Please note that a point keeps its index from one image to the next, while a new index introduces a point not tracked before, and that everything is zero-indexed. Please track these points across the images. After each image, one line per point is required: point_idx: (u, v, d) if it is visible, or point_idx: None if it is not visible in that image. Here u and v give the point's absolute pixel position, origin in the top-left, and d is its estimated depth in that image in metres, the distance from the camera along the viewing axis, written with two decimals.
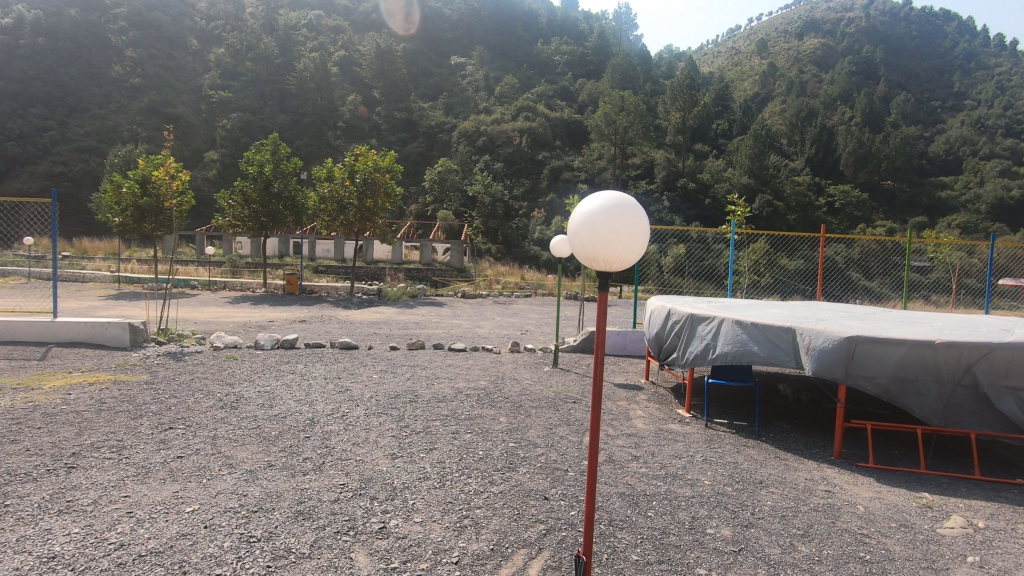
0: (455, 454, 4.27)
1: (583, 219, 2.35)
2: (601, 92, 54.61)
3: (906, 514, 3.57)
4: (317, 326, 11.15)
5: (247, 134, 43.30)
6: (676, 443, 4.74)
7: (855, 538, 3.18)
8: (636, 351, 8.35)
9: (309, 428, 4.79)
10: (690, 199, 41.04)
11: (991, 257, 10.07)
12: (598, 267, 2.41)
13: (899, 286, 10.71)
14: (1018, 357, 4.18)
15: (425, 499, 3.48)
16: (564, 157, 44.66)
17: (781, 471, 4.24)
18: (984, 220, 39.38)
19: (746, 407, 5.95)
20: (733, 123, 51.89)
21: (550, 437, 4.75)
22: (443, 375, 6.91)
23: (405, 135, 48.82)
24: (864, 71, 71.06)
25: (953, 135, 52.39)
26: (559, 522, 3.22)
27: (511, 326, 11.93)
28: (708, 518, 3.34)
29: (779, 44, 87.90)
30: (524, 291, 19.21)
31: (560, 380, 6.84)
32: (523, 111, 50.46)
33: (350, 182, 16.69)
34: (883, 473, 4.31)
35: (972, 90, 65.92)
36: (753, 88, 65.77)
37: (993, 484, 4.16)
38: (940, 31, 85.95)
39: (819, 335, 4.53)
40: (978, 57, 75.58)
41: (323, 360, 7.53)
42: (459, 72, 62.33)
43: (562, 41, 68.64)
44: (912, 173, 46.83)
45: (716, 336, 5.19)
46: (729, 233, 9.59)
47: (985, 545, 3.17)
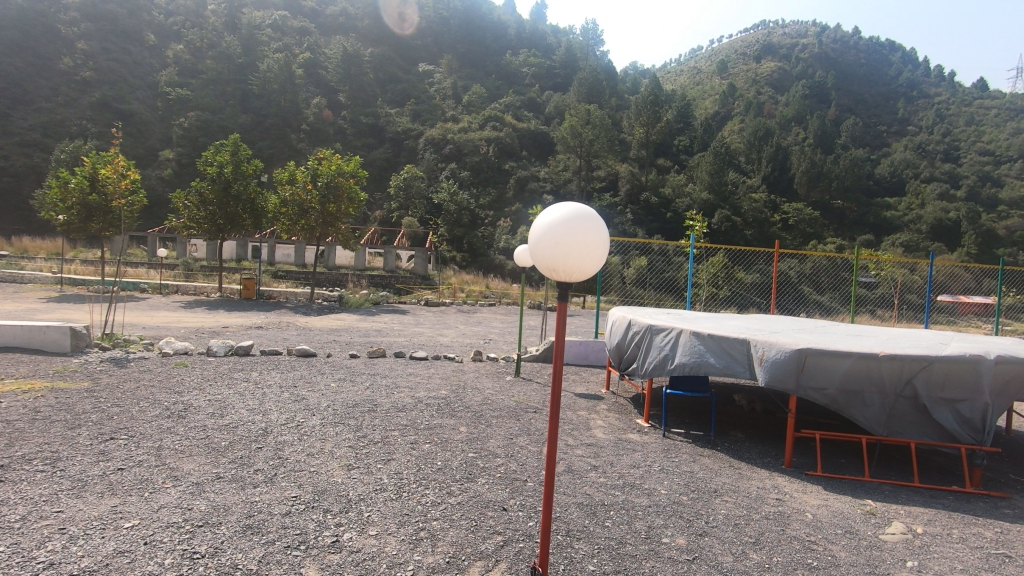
0: (413, 465, 4.19)
1: (543, 229, 2.37)
2: (567, 105, 55.39)
3: (850, 520, 3.70)
4: (275, 333, 10.79)
5: (206, 134, 42.00)
6: (634, 453, 4.80)
7: (803, 545, 3.27)
8: (597, 361, 8.45)
9: (261, 438, 4.63)
10: (652, 213, 41.96)
11: (931, 275, 10.59)
12: (558, 277, 2.42)
13: (848, 301, 11.14)
14: (955, 370, 4.40)
15: (380, 512, 3.40)
16: (530, 168, 45.11)
17: (735, 479, 4.34)
18: (925, 239, 41.51)
19: (701, 417, 6.07)
20: (694, 140, 53.38)
21: (509, 447, 4.74)
22: (403, 384, 6.79)
23: (371, 140, 48.39)
24: (817, 95, 74.43)
25: (898, 158, 55.14)
26: (516, 534, 3.20)
27: (473, 335, 11.86)
28: (664, 527, 3.38)
29: (738, 65, 91.18)
30: (489, 300, 19.27)
31: (522, 390, 6.84)
32: (491, 120, 50.71)
33: (313, 187, 16.33)
34: (829, 481, 4.46)
35: (915, 116, 69.76)
36: (713, 107, 68.01)
37: (932, 491, 4.35)
38: (886, 61, 91.01)
39: (772, 347, 4.68)
40: (919, 86, 80.18)
41: (280, 368, 7.30)
42: (428, 79, 62.31)
43: (531, 53, 69.54)
44: (860, 193, 49.15)
45: (674, 348, 5.29)
46: (689, 247, 9.78)
47: (923, 550, 3.31)
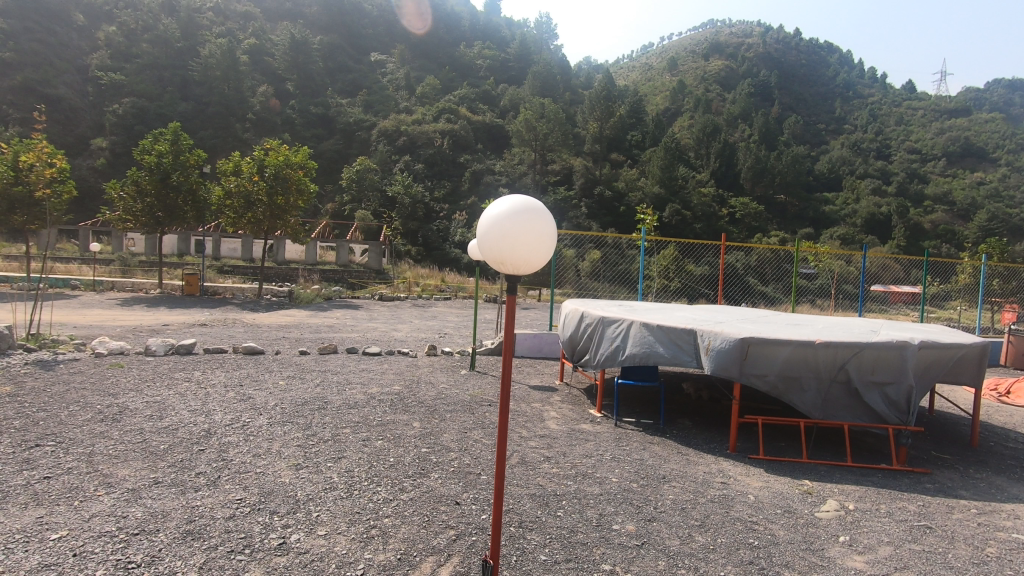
0: (365, 462, 4.12)
1: (490, 223, 2.36)
2: (522, 99, 55.42)
3: (789, 500, 3.88)
4: (220, 330, 10.40)
5: (142, 122, 39.77)
6: (587, 442, 4.88)
7: (745, 526, 3.41)
8: (551, 354, 8.55)
9: (204, 440, 4.45)
10: (606, 207, 42.62)
11: (864, 267, 11.25)
12: (506, 270, 2.41)
13: (790, 292, 11.68)
14: (884, 356, 4.68)
15: (330, 511, 3.32)
16: (485, 161, 45.01)
17: (682, 465, 4.49)
18: (859, 232, 43.90)
19: (652, 406, 6.22)
20: (646, 135, 54.48)
21: (463, 441, 4.72)
22: (355, 380, 6.67)
23: (321, 131, 47.06)
24: (761, 94, 77.32)
25: (836, 155, 57.95)
26: (469, 527, 3.20)
27: (428, 330, 11.74)
28: (615, 515, 3.45)
29: (687, 63, 93.48)
30: (444, 294, 19.18)
31: (477, 383, 6.83)
32: (445, 113, 50.28)
33: (259, 177, 15.72)
34: (770, 464, 4.65)
35: (851, 115, 73.43)
36: (664, 103, 69.53)
37: (863, 470, 4.61)
38: (825, 63, 95.41)
39: (718, 336, 4.82)
40: (854, 87, 84.40)
41: (224, 367, 7.03)
42: (380, 69, 61.12)
43: (485, 46, 69.22)
44: (801, 189, 51.38)
45: (625, 339, 5.40)
46: (641, 240, 10.02)
47: (854, 525, 3.51)
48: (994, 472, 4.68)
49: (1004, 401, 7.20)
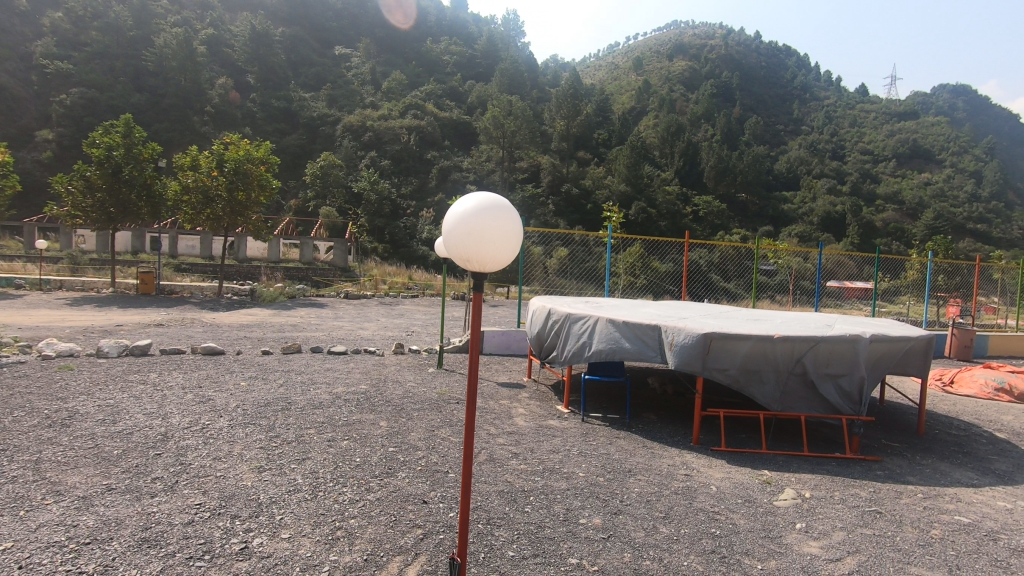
0: (330, 463, 4.06)
1: (457, 219, 2.34)
2: (490, 95, 55.31)
3: (749, 490, 4.01)
4: (177, 330, 10.06)
5: (92, 113, 38.05)
6: (554, 438, 4.92)
7: (707, 516, 3.50)
8: (519, 350, 8.58)
9: (161, 444, 4.30)
10: (573, 204, 42.94)
11: (821, 264, 11.69)
12: (472, 268, 2.41)
13: (751, 288, 12.05)
14: (839, 349, 4.87)
15: (294, 514, 3.26)
16: (452, 158, 44.80)
17: (648, 458, 4.58)
18: (816, 230, 45.45)
19: (618, 401, 6.32)
20: (612, 134, 55.14)
21: (431, 440, 4.70)
22: (320, 380, 6.56)
23: (283, 125, 45.93)
24: (723, 94, 79.15)
25: (794, 155, 59.83)
26: (436, 526, 3.19)
27: (395, 328, 11.60)
28: (582, 509, 3.49)
29: (653, 62, 94.84)
30: (412, 291, 19.02)
31: (444, 381, 6.80)
32: (411, 109, 49.79)
33: (219, 173, 15.23)
34: (731, 455, 4.78)
35: (808, 117, 75.89)
36: (630, 102, 70.47)
37: (819, 459, 4.79)
38: (783, 66, 98.20)
39: (681, 331, 4.92)
40: (811, 89, 87.19)
41: (182, 368, 6.80)
42: (345, 63, 60.06)
43: (452, 42, 68.71)
44: (761, 187, 52.81)
45: (591, 335, 5.47)
46: (608, 237, 10.16)
47: (810, 512, 3.65)
48: (938, 458, 4.93)
49: (948, 390, 7.59)
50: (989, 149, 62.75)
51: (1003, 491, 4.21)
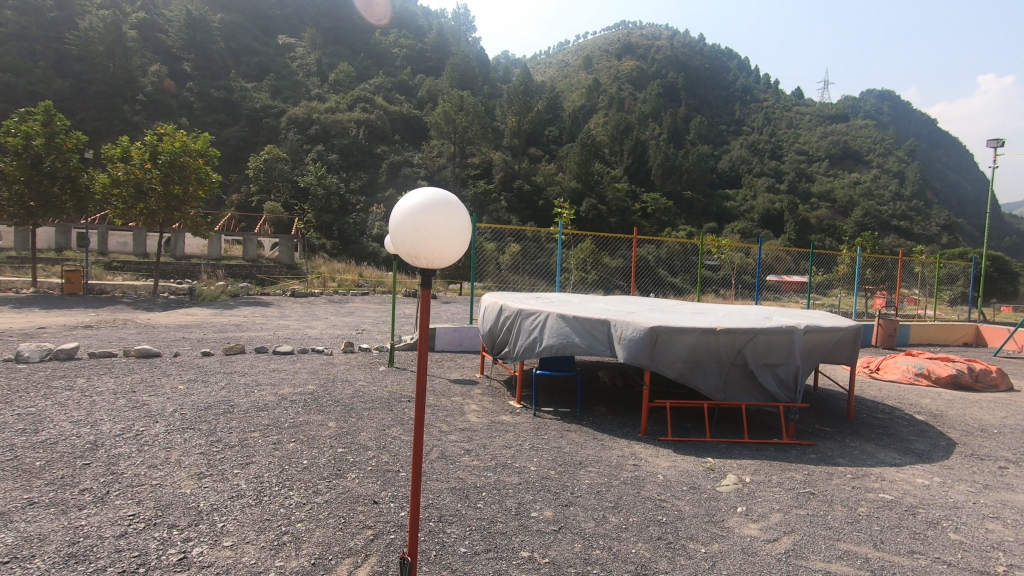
0: (275, 466, 3.93)
1: (404, 214, 2.32)
2: (440, 90, 54.78)
3: (694, 478, 4.15)
4: (108, 332, 9.45)
5: (8, 99, 35.15)
6: (507, 434, 4.94)
7: (654, 504, 3.61)
8: (471, 347, 8.58)
9: (90, 454, 4.04)
10: (525, 200, 43.12)
11: (760, 259, 12.26)
12: (420, 264, 2.38)
13: (696, 283, 12.49)
14: (776, 341, 5.11)
15: (236, 520, 3.14)
16: (403, 153, 44.14)
17: (598, 450, 4.67)
18: (757, 226, 47.46)
19: (569, 395, 6.42)
20: (563, 131, 55.71)
21: (382, 439, 4.63)
22: (265, 381, 6.32)
23: (223, 116, 43.94)
24: (669, 95, 81.36)
25: (737, 154, 62.25)
26: (387, 526, 3.15)
27: (344, 326, 11.35)
28: (533, 502, 3.53)
29: (602, 61, 96.34)
30: (362, 289, 18.65)
31: (396, 379, 6.70)
32: (360, 102, 48.71)
33: (152, 165, 14.40)
34: (678, 445, 4.94)
35: (748, 118, 79.07)
36: (580, 100, 71.40)
37: (758, 445, 5.03)
38: (725, 68, 101.79)
39: (630, 326, 5.04)
40: (751, 91, 90.78)
41: (113, 372, 6.40)
42: (289, 53, 58.00)
43: (401, 34, 67.51)
44: (706, 185, 54.66)
45: (542, 330, 5.52)
46: (559, 233, 10.29)
47: (749, 496, 3.82)
48: (864, 440, 5.27)
49: (875, 376, 8.13)
50: (910, 151, 67.26)
51: (922, 469, 4.54)
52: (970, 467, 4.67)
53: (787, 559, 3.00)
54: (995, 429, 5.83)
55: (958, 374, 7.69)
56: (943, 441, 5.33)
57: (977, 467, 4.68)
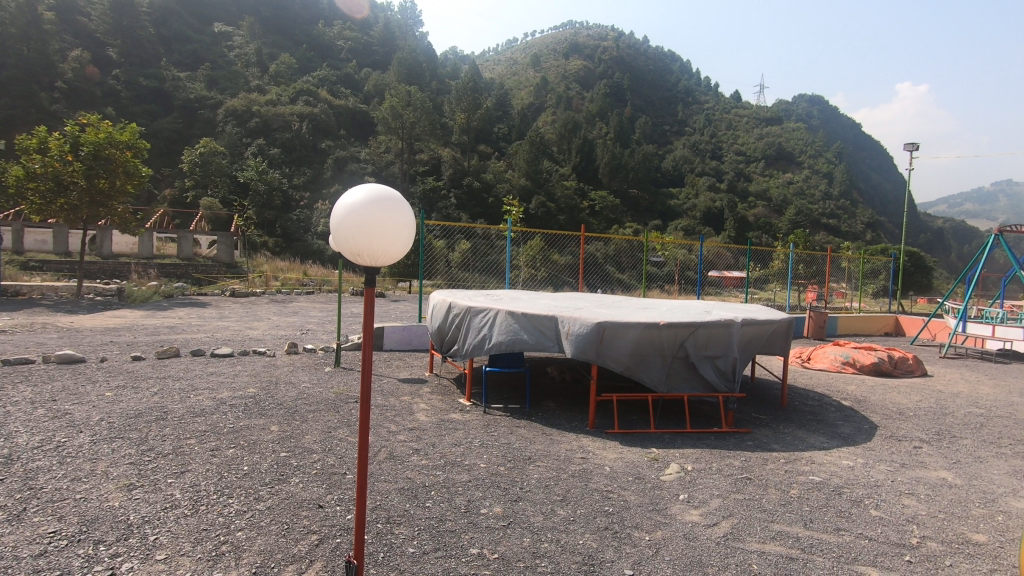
0: (213, 474, 3.76)
1: (346, 210, 2.27)
2: (387, 85, 53.88)
3: (639, 468, 4.27)
4: (24, 337, 8.76)
5: None
6: (456, 431, 4.93)
7: (601, 496, 3.70)
8: (420, 345, 8.50)
9: (4, 468, 3.74)
10: (475, 197, 43.01)
11: (702, 256, 12.79)
12: (363, 262, 2.34)
13: (642, 279, 12.86)
14: (715, 333, 5.33)
15: (171, 533, 2.99)
16: (349, 148, 43.14)
17: (547, 444, 4.72)
18: (699, 224, 49.22)
19: (518, 391, 6.47)
20: (512, 128, 55.86)
21: (327, 441, 4.51)
22: (202, 385, 6.04)
23: (154, 107, 41.54)
24: (615, 95, 83.16)
25: (680, 153, 64.28)
26: (333, 530, 3.08)
27: (288, 327, 10.98)
28: (483, 499, 3.53)
29: (550, 60, 97.21)
30: (307, 288, 18.12)
31: (342, 380, 6.54)
32: (302, 95, 47.19)
33: (73, 157, 13.41)
34: (624, 436, 5.07)
35: (690, 119, 81.78)
36: (528, 98, 71.80)
37: (700, 434, 5.24)
38: (668, 70, 104.81)
39: (576, 322, 5.12)
40: (693, 93, 93.91)
41: (31, 380, 5.95)
42: (225, 42, 55.42)
43: (346, 26, 65.79)
44: (651, 184, 56.12)
45: (491, 328, 5.53)
46: (507, 230, 10.35)
47: (691, 484, 3.97)
48: (796, 426, 5.58)
49: (806, 366, 8.61)
50: (838, 154, 71.41)
51: (847, 451, 4.85)
52: (888, 448, 5.03)
53: (726, 542, 3.14)
54: (910, 412, 6.31)
55: (880, 362, 8.24)
56: (866, 424, 5.71)
57: (896, 447, 5.05)
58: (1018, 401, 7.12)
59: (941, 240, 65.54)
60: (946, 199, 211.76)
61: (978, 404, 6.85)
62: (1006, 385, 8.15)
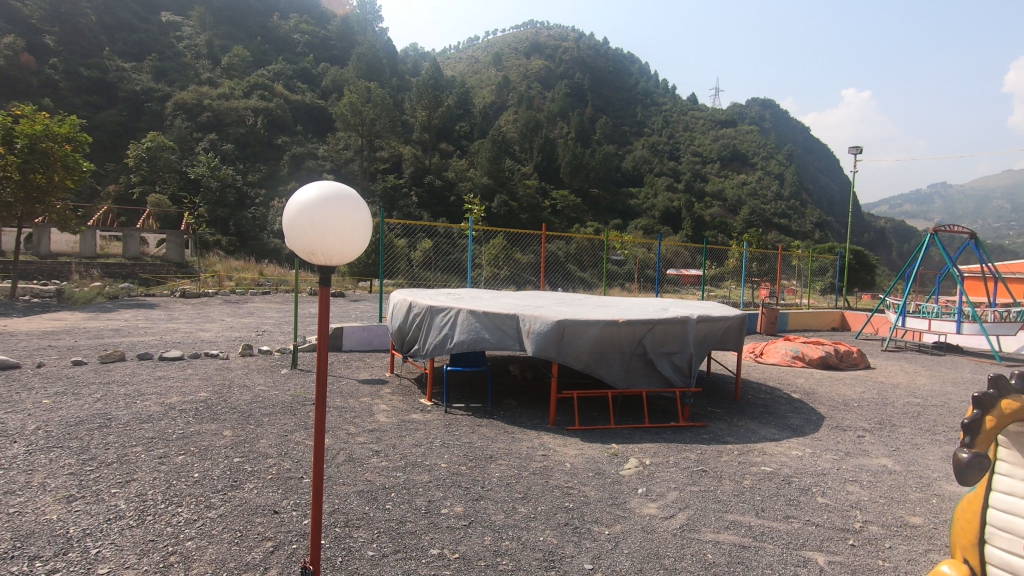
0: (161, 482, 3.61)
1: (298, 208, 2.21)
2: (346, 80, 52.95)
3: (598, 463, 4.34)
4: None
5: None
6: (417, 432, 4.88)
7: (563, 492, 3.73)
8: (381, 345, 8.38)
9: None
10: (436, 196, 42.73)
11: (659, 255, 13.10)
12: (317, 261, 2.29)
13: (603, 275, 13.06)
14: (672, 330, 5.46)
15: (113, 545, 2.85)
16: (306, 145, 42.15)
17: (508, 442, 4.74)
18: (658, 223, 50.29)
19: (480, 390, 6.47)
20: (474, 127, 55.72)
21: (283, 445, 4.40)
22: (149, 391, 5.78)
23: (97, 99, 39.52)
24: (576, 95, 83.97)
25: (639, 153, 65.50)
26: (289, 535, 3.00)
27: (242, 328, 10.63)
28: (444, 500, 3.51)
29: (511, 59, 97.39)
30: (263, 288, 17.62)
31: (299, 383, 6.37)
32: (257, 89, 45.79)
33: (7, 150, 12.58)
34: (584, 433, 5.15)
35: (649, 120, 83.44)
36: (490, 96, 71.76)
37: (658, 428, 5.36)
38: (627, 71, 106.58)
39: (537, 320, 5.15)
40: (652, 95, 95.82)
41: None
42: (174, 33, 53.26)
43: (302, 20, 64.18)
44: (611, 183, 56.95)
45: (453, 327, 5.50)
46: (469, 229, 10.33)
47: (649, 478, 4.06)
48: (749, 419, 5.78)
49: (759, 360, 8.91)
50: (789, 156, 74.20)
51: (795, 442, 5.05)
52: (835, 437, 5.26)
53: (683, 533, 3.22)
54: (855, 402, 6.64)
55: (826, 356, 8.62)
56: (814, 415, 5.96)
57: (840, 437, 5.29)
58: (951, 389, 7.58)
59: (883, 240, 69.08)
60: (888, 201, 222.62)
61: (916, 394, 7.24)
62: (941, 375, 8.65)
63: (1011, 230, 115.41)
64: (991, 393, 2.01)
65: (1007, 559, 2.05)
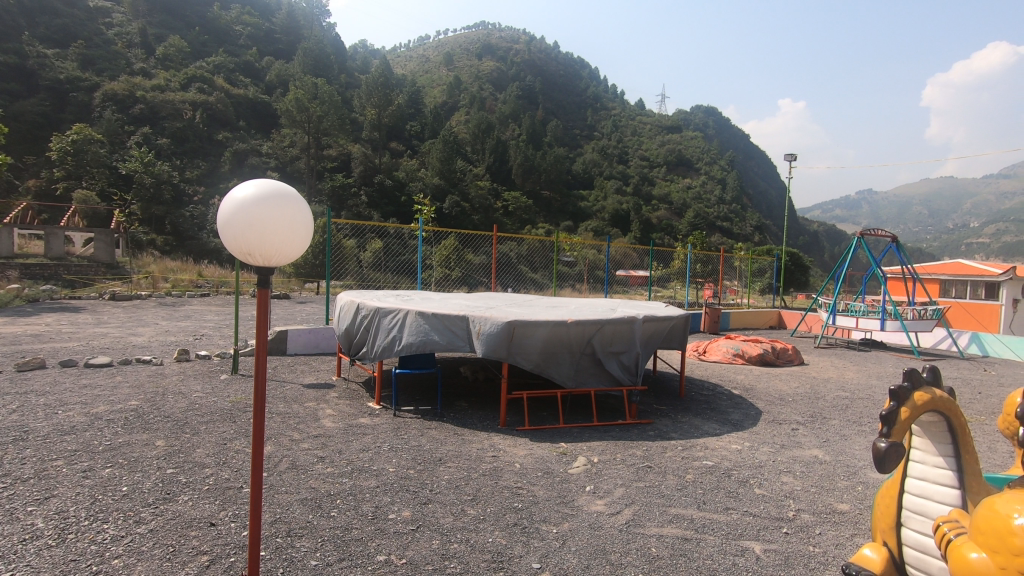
0: (85, 498, 3.38)
1: (233, 208, 2.12)
2: (291, 75, 51.40)
3: (549, 463, 4.37)
4: None
5: None
6: (365, 436, 4.78)
7: (511, 492, 3.74)
8: (328, 349, 8.16)
9: None
10: (387, 195, 41.98)
11: (608, 256, 13.30)
12: (254, 262, 2.20)
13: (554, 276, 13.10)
14: (619, 330, 5.57)
15: (30, 568, 2.64)
16: (248, 142, 40.61)
17: (458, 445, 4.71)
18: (608, 225, 51.22)
19: (430, 392, 6.41)
20: (425, 126, 55.20)
21: (221, 454, 4.21)
22: (73, 400, 5.40)
23: (15, 86, 36.65)
24: (527, 97, 84.63)
25: (589, 156, 66.63)
26: (226, 549, 2.88)
27: (179, 332, 10.11)
28: (391, 505, 3.45)
29: (462, 59, 97.17)
30: (201, 289, 16.83)
31: (240, 389, 6.11)
32: (195, 81, 43.76)
33: None
34: (534, 432, 5.18)
35: (599, 123, 85.06)
36: (441, 96, 71.32)
37: (606, 427, 5.46)
38: (577, 75, 108.38)
39: (487, 321, 5.14)
40: (601, 99, 97.74)
41: None
42: (103, 18, 50.14)
43: (244, 11, 61.80)
44: (563, 185, 57.55)
45: (401, 328, 5.42)
46: (419, 230, 10.21)
47: (597, 475, 4.13)
48: (692, 415, 5.97)
49: (702, 359, 9.24)
50: (731, 161, 77.29)
51: (735, 436, 5.26)
52: (771, 431, 5.51)
53: (628, 529, 3.29)
54: (790, 397, 6.98)
55: (764, 353, 9.02)
56: (752, 410, 6.22)
57: (777, 430, 5.54)
58: (875, 383, 8.10)
59: (816, 243, 73.12)
60: (821, 205, 235.29)
61: (844, 388, 7.70)
62: (866, 369, 9.24)
63: (928, 234, 124.58)
64: (905, 385, 2.14)
65: (920, 540, 2.20)
